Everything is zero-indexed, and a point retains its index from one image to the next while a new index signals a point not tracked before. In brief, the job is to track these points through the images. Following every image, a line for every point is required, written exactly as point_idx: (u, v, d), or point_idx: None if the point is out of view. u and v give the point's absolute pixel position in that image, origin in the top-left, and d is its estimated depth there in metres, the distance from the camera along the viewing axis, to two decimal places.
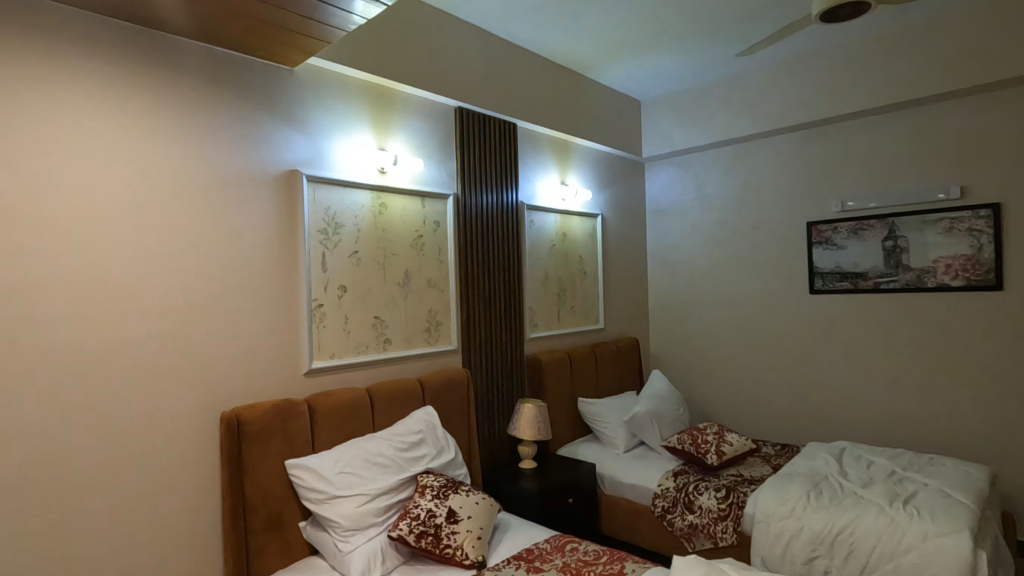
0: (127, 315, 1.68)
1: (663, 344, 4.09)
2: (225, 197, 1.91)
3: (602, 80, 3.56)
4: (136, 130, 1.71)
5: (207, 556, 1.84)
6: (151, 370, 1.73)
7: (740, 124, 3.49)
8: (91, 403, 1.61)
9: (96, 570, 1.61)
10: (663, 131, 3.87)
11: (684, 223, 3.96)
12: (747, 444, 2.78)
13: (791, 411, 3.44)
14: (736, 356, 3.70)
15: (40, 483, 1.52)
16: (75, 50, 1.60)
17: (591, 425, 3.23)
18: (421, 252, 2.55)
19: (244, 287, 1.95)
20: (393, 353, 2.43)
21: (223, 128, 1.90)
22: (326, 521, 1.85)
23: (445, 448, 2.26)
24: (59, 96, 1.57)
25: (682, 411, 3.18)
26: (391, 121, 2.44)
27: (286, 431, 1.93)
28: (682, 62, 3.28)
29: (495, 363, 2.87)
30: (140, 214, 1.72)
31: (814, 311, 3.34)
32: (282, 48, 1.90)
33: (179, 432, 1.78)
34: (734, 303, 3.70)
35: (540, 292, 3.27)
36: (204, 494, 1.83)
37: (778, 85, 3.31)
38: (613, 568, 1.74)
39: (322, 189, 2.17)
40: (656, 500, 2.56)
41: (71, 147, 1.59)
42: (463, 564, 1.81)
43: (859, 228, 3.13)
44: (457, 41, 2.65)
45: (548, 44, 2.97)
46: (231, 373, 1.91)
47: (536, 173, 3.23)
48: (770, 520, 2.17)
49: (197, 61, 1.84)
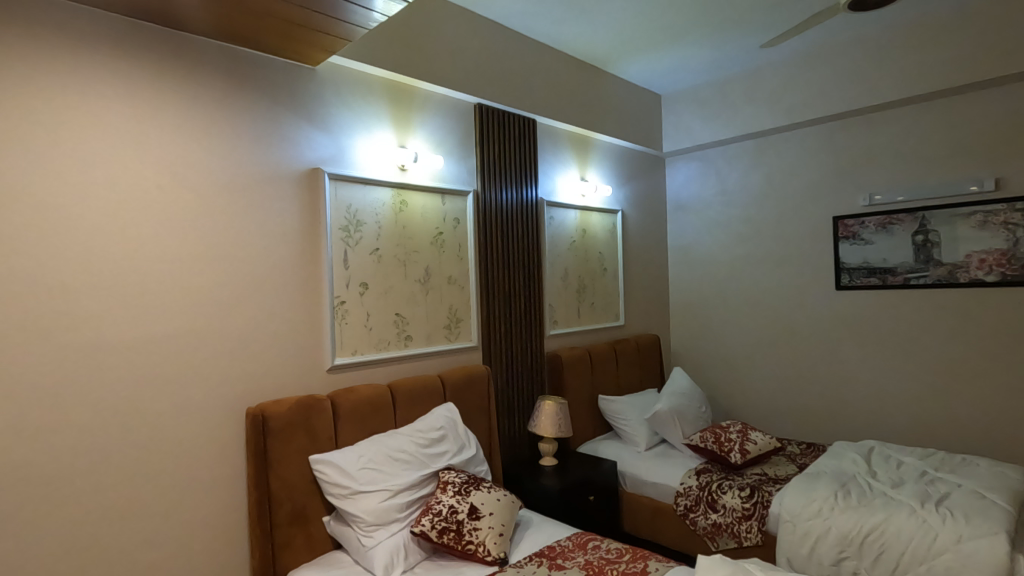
0: (153, 312, 1.72)
1: (685, 341, 4.05)
2: (248, 196, 1.93)
3: (623, 74, 3.53)
4: (162, 129, 1.75)
5: (233, 550, 1.87)
6: (176, 367, 1.76)
7: (764, 117, 3.43)
8: (119, 400, 1.65)
9: (125, 561, 1.64)
10: (684, 125, 3.83)
11: (706, 218, 3.91)
12: (772, 442, 2.73)
13: (816, 409, 3.38)
14: (759, 353, 3.64)
15: (70, 476, 1.56)
16: (102, 52, 1.64)
17: (612, 423, 3.21)
18: (441, 249, 2.56)
19: (267, 285, 1.97)
20: (414, 350, 2.44)
21: (247, 127, 1.93)
22: (350, 516, 1.87)
23: (465, 445, 2.26)
24: (86, 97, 1.61)
25: (705, 408, 3.14)
26: (412, 118, 2.44)
27: (309, 426, 1.96)
28: (703, 55, 3.23)
29: (515, 360, 2.87)
30: (166, 213, 1.75)
31: (840, 307, 3.27)
32: (304, 47, 1.92)
33: (204, 426, 1.82)
34: (758, 299, 3.64)
35: (560, 289, 3.26)
36: (230, 488, 1.87)
37: (803, 77, 3.25)
38: (635, 567, 1.72)
39: (344, 187, 2.18)
40: (678, 498, 2.54)
41: (99, 148, 1.63)
42: (486, 560, 1.81)
43: (888, 222, 3.06)
44: (476, 38, 2.64)
45: (568, 38, 2.95)
46: (255, 370, 1.94)
47: (556, 169, 3.22)
48: (796, 520, 2.13)
49: (220, 61, 1.87)
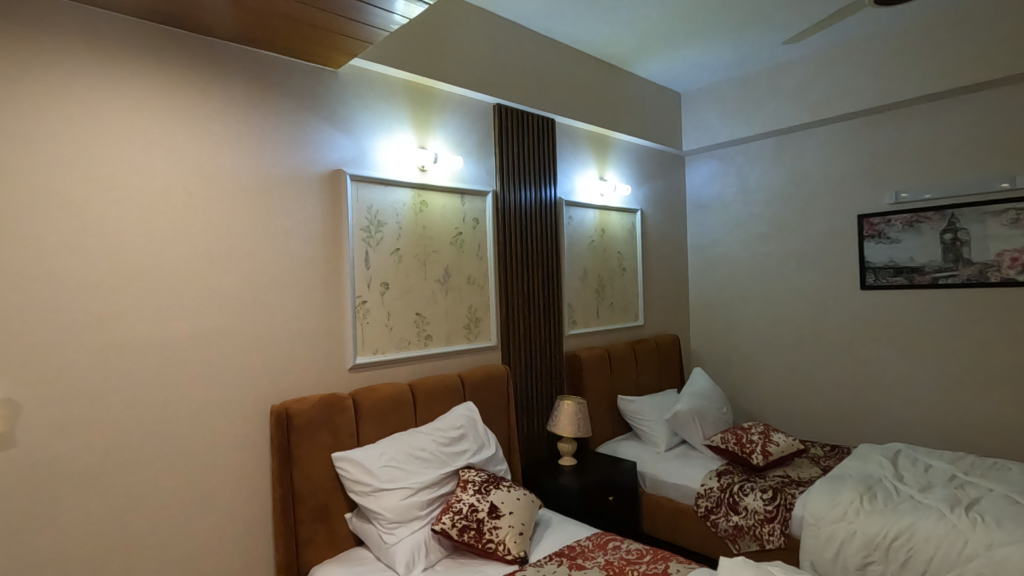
0: (180, 312, 1.76)
1: (705, 341, 4.02)
2: (273, 198, 1.97)
3: (642, 73, 3.51)
4: (189, 132, 1.79)
5: (258, 545, 1.91)
6: (203, 366, 1.80)
7: (786, 114, 3.38)
8: (149, 397, 1.69)
9: (154, 555, 1.69)
10: (705, 124, 3.80)
11: (727, 217, 3.87)
12: (795, 444, 2.69)
13: (840, 411, 3.32)
14: (781, 354, 3.59)
15: (103, 471, 1.60)
16: (133, 58, 1.69)
17: (631, 423, 3.19)
18: (461, 249, 2.57)
19: (290, 285, 2.01)
20: (434, 349, 2.46)
21: (271, 130, 1.96)
22: (372, 512, 1.89)
23: (485, 445, 2.27)
24: (118, 103, 1.66)
25: (725, 409, 3.11)
26: (432, 119, 2.46)
27: (332, 424, 1.98)
28: (724, 52, 3.20)
29: (534, 359, 2.87)
30: (193, 215, 1.79)
31: (865, 307, 3.21)
32: (326, 50, 1.94)
33: (230, 424, 1.86)
34: (780, 299, 3.59)
35: (579, 289, 3.26)
36: (254, 485, 1.90)
37: (827, 73, 3.19)
38: (656, 568, 1.72)
39: (365, 188, 2.21)
40: (699, 500, 2.52)
41: (129, 151, 1.68)
42: (506, 559, 1.82)
43: (915, 221, 2.99)
44: (495, 39, 2.65)
45: (587, 38, 2.95)
46: (279, 369, 1.97)
47: (574, 169, 3.21)
48: (820, 523, 2.10)
49: (245, 65, 1.91)
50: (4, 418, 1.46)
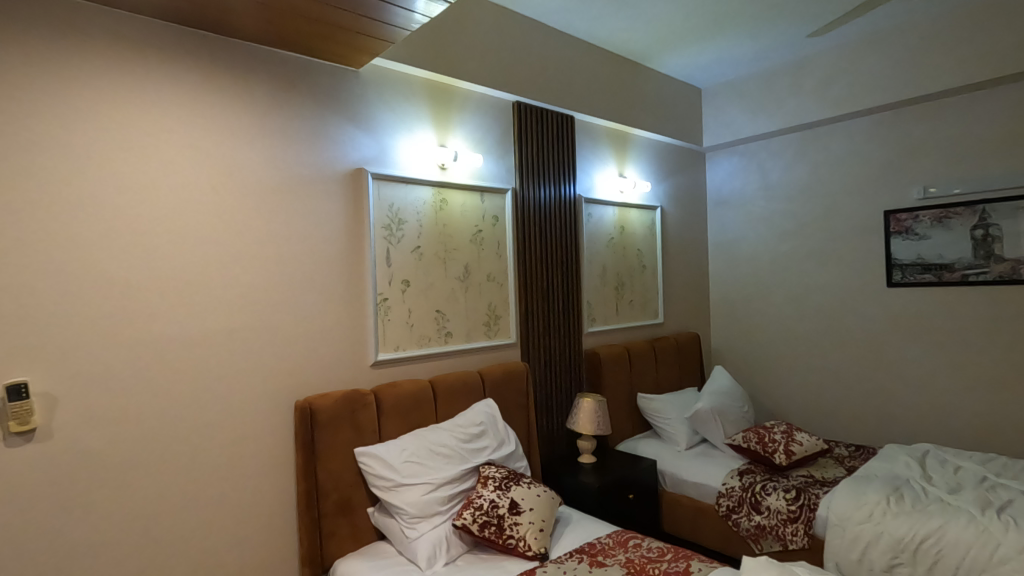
0: (207, 310, 1.80)
1: (726, 339, 3.98)
2: (296, 197, 2.00)
3: (662, 69, 3.49)
4: (216, 133, 1.83)
5: (282, 538, 1.94)
6: (229, 362, 1.84)
7: (810, 108, 3.33)
8: (177, 392, 1.73)
9: (183, 546, 1.73)
10: (726, 119, 3.76)
11: (748, 214, 3.83)
12: (819, 444, 2.66)
13: (865, 411, 3.26)
14: (805, 352, 3.54)
15: (133, 464, 1.65)
16: (162, 60, 1.73)
17: (651, 421, 3.18)
18: (480, 246, 2.58)
19: (313, 283, 2.04)
20: (454, 346, 2.47)
21: (294, 130, 1.99)
22: (394, 507, 1.92)
23: (505, 441, 2.28)
24: (146, 104, 1.70)
25: (747, 408, 3.07)
26: (452, 117, 2.48)
27: (355, 420, 2.01)
28: (746, 46, 3.16)
29: (553, 356, 2.87)
30: (219, 214, 1.83)
31: (891, 305, 3.15)
32: (348, 50, 1.97)
33: (255, 419, 1.89)
34: (803, 297, 3.54)
35: (599, 286, 3.25)
36: (279, 479, 1.94)
37: (852, 66, 3.13)
38: (678, 566, 1.71)
39: (386, 186, 2.23)
40: (720, 499, 2.50)
41: (159, 151, 1.72)
42: (526, 555, 1.82)
43: (944, 217, 2.92)
44: (515, 36, 2.66)
45: (606, 34, 2.93)
46: (303, 365, 2.01)
47: (594, 166, 3.20)
48: (845, 524, 2.06)
49: (269, 66, 1.94)
50: (41, 411, 1.51)
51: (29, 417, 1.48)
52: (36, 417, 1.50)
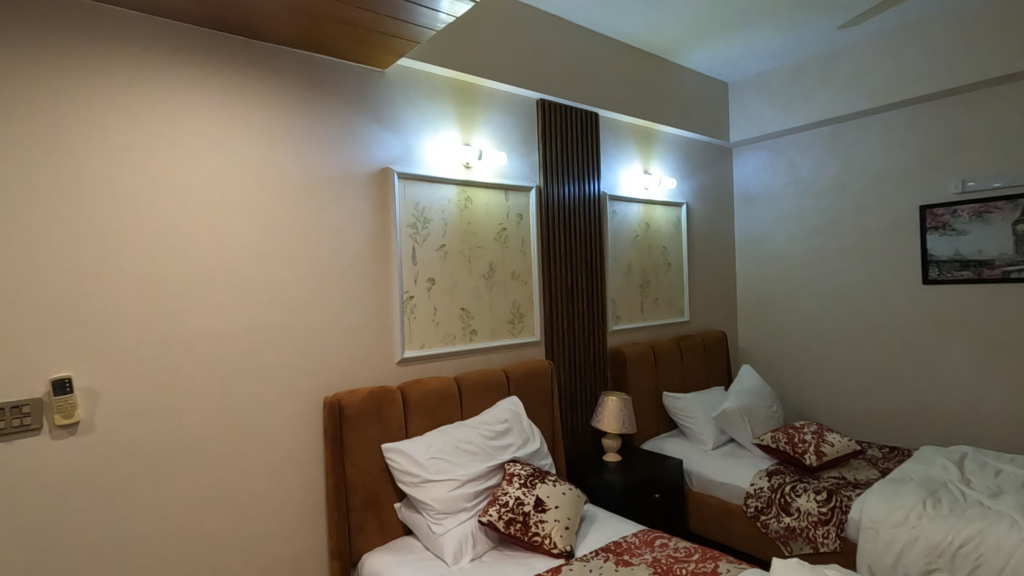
0: (238, 308, 1.84)
1: (754, 337, 3.92)
2: (324, 196, 2.03)
3: (687, 64, 3.44)
4: (246, 135, 1.87)
5: (311, 532, 1.98)
6: (260, 359, 1.88)
7: (841, 101, 3.25)
8: (210, 388, 1.78)
9: (216, 537, 1.78)
10: (754, 114, 3.70)
11: (777, 210, 3.76)
12: (851, 445, 2.60)
13: (900, 411, 3.18)
14: (836, 351, 3.46)
15: (169, 457, 1.70)
16: (195, 64, 1.77)
17: (677, 420, 3.15)
18: (505, 244, 2.59)
19: (341, 281, 2.07)
20: (479, 344, 2.49)
21: (322, 130, 2.03)
22: (420, 503, 1.94)
23: (530, 439, 2.28)
24: (181, 107, 1.74)
25: (776, 407, 3.02)
26: (476, 116, 2.49)
27: (382, 416, 2.04)
28: (774, 39, 3.10)
29: (578, 355, 2.87)
30: (250, 214, 1.87)
31: (927, 303, 3.06)
32: (374, 50, 1.99)
33: (285, 415, 1.93)
34: (834, 294, 3.47)
35: (623, 284, 3.23)
36: (308, 473, 1.98)
37: (886, 57, 3.05)
38: (705, 566, 1.69)
39: (412, 185, 2.25)
40: (748, 500, 2.46)
41: (192, 153, 1.76)
42: (552, 552, 1.82)
43: (984, 211, 2.83)
44: (539, 34, 2.65)
45: (631, 29, 2.91)
46: (331, 363, 2.04)
47: (618, 163, 3.18)
48: (879, 528, 2.02)
49: (297, 68, 1.98)
50: (83, 405, 1.57)
51: (73, 410, 1.54)
52: (79, 410, 1.56)
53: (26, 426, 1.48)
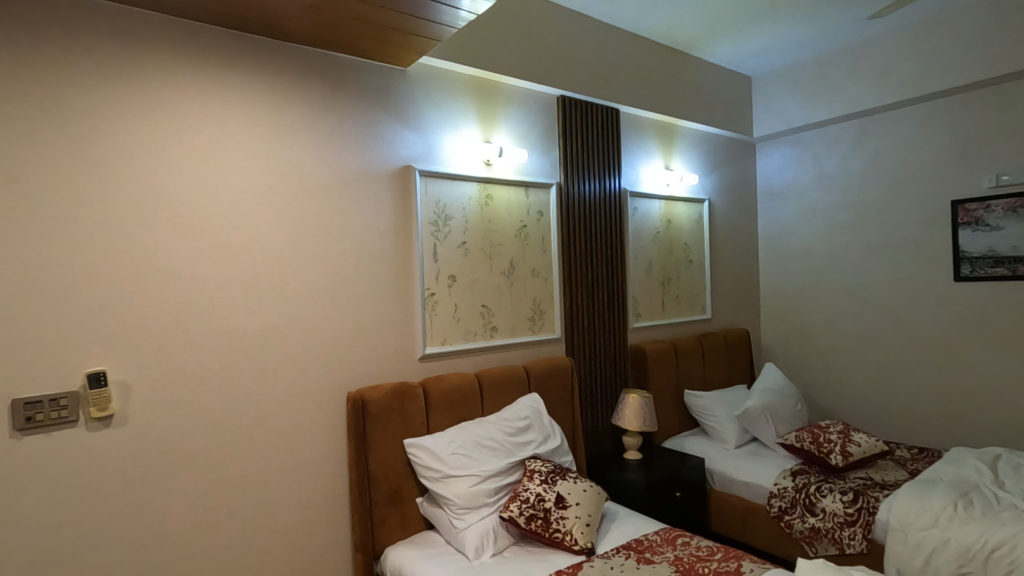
0: (264, 304, 1.88)
1: (777, 335, 3.87)
2: (347, 194, 2.06)
3: (709, 58, 3.40)
4: (270, 134, 1.90)
5: (335, 524, 2.01)
6: (285, 355, 1.92)
7: (868, 94, 3.18)
8: (237, 383, 1.82)
9: (243, 528, 1.82)
10: (778, 108, 3.64)
11: (802, 206, 3.70)
12: (878, 445, 2.55)
13: (929, 411, 3.11)
14: (862, 349, 3.40)
15: (198, 450, 1.74)
16: (221, 65, 1.80)
17: (698, 419, 3.12)
18: (525, 241, 2.59)
19: (363, 278, 2.09)
20: (500, 340, 2.49)
21: (344, 129, 2.05)
22: (442, 498, 1.95)
23: (550, 436, 2.29)
24: (208, 107, 1.78)
25: (800, 406, 2.98)
26: (497, 113, 2.50)
27: (404, 412, 2.06)
28: (799, 31, 3.05)
29: (599, 352, 2.86)
30: (275, 213, 1.91)
31: (959, 300, 2.98)
32: (396, 49, 2.01)
33: (310, 410, 1.97)
34: (861, 292, 3.40)
35: (644, 281, 3.20)
36: (332, 467, 2.01)
37: (917, 48, 2.97)
38: (728, 566, 1.67)
39: (433, 183, 2.27)
40: (772, 500, 2.43)
41: (219, 153, 1.80)
42: (573, 549, 1.82)
43: (1019, 206, 2.75)
44: (561, 30, 2.65)
45: (652, 24, 2.88)
46: (354, 359, 2.07)
47: (640, 159, 3.16)
48: (908, 530, 1.98)
49: (321, 67, 2.00)
50: (118, 398, 1.61)
51: (107, 403, 1.58)
52: (113, 404, 1.60)
53: (63, 418, 1.53)
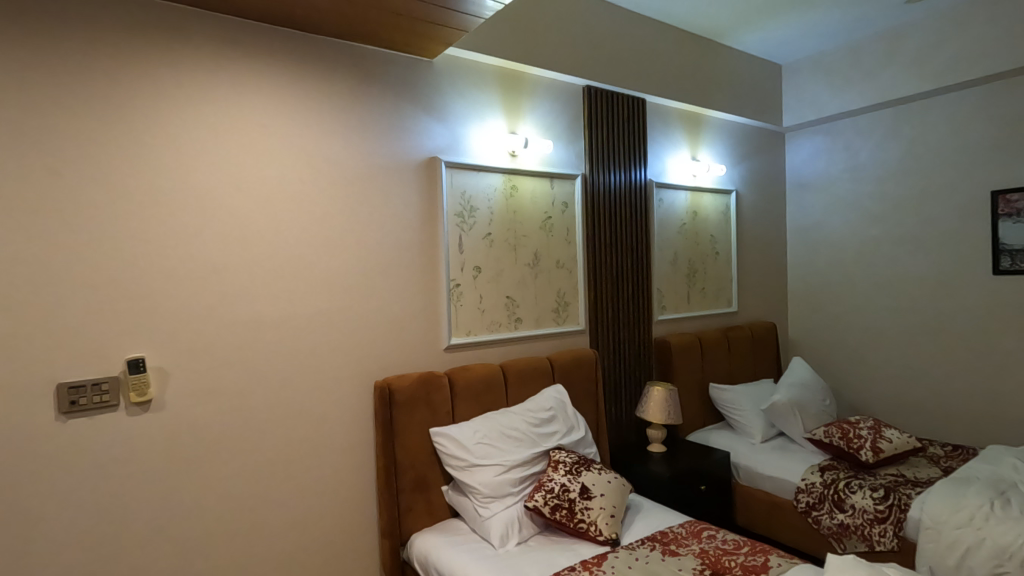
0: (294, 293, 1.91)
1: (805, 329, 3.80)
2: (373, 187, 2.08)
3: (739, 45, 3.33)
4: (299, 127, 1.93)
5: (364, 510, 2.05)
6: (313, 344, 1.95)
7: (904, 81, 3.09)
8: (267, 371, 1.86)
9: (274, 512, 1.86)
10: (809, 96, 3.55)
11: (832, 197, 3.62)
12: (910, 442, 2.49)
13: (964, 408, 3.03)
14: (894, 343, 3.32)
15: (231, 435, 1.79)
16: (251, 58, 1.83)
17: (723, 412, 3.09)
18: (550, 233, 2.59)
19: (389, 269, 2.12)
20: (524, 331, 2.50)
21: (372, 121, 2.07)
22: (467, 486, 1.98)
23: (575, 427, 2.29)
24: (240, 100, 1.82)
25: (828, 401, 2.92)
26: (522, 104, 2.49)
27: (430, 401, 2.09)
28: (833, 16, 2.97)
29: (622, 344, 2.85)
30: (303, 204, 1.94)
31: (998, 294, 2.89)
32: (422, 40, 2.02)
33: (338, 399, 2.00)
34: (893, 284, 3.31)
35: (670, 272, 3.17)
36: (359, 454, 2.05)
37: (956, 33, 2.87)
38: (755, 560, 1.66)
39: (458, 174, 2.28)
40: (799, 495, 2.40)
41: (249, 145, 1.83)
42: (597, 539, 1.83)
43: None
44: (587, 19, 2.62)
45: (680, 12, 2.84)
46: (381, 349, 2.10)
47: (666, 150, 3.12)
48: (941, 528, 1.94)
49: (348, 60, 2.02)
50: (156, 383, 1.67)
51: (146, 389, 1.63)
52: (152, 389, 1.66)
53: (105, 402, 1.59)
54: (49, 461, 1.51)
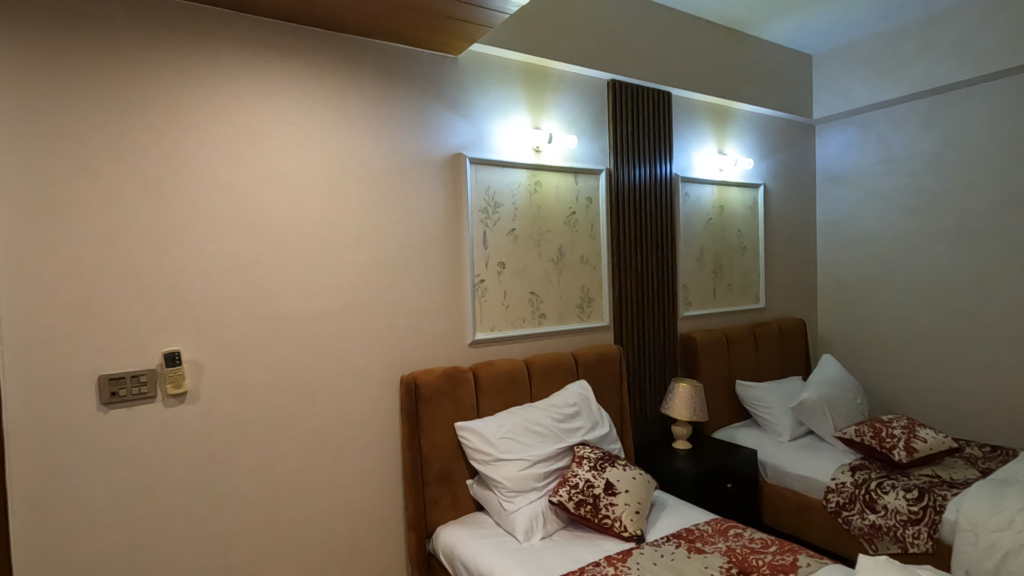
0: (322, 288, 1.95)
1: (836, 325, 3.73)
2: (399, 183, 2.10)
3: (767, 36, 3.27)
4: (326, 124, 1.96)
5: (389, 502, 2.08)
6: (340, 339, 1.98)
7: (940, 70, 2.99)
8: (296, 365, 1.90)
9: (303, 502, 1.90)
10: (841, 87, 3.47)
11: (864, 190, 3.53)
12: (946, 442, 2.42)
13: (1003, 407, 2.94)
14: (929, 340, 3.23)
15: (261, 427, 1.83)
16: (279, 57, 1.87)
17: (750, 409, 3.05)
18: (574, 228, 2.58)
19: (414, 265, 2.14)
20: (548, 327, 2.50)
21: (397, 118, 2.09)
22: (492, 480, 1.99)
23: (599, 423, 2.28)
24: (269, 99, 1.86)
25: (859, 399, 2.86)
26: (547, 100, 2.49)
27: (455, 395, 2.11)
28: (865, 5, 2.89)
29: (647, 339, 2.83)
30: (330, 201, 1.97)
31: None
32: (446, 37, 2.03)
33: (365, 392, 2.03)
34: (928, 280, 3.22)
35: (696, 268, 3.14)
36: (386, 447, 2.08)
37: (996, 19, 2.77)
38: (783, 559, 1.64)
39: (483, 170, 2.29)
40: (829, 494, 2.35)
41: (278, 144, 1.87)
42: (622, 535, 1.82)
43: None
44: (612, 13, 2.60)
45: (707, 3, 2.79)
46: (406, 344, 2.12)
47: (692, 144, 3.08)
48: (978, 530, 1.89)
49: (374, 58, 2.04)
50: (191, 376, 1.72)
51: (182, 381, 1.68)
52: (187, 381, 1.71)
53: (143, 394, 1.64)
54: (89, 449, 1.57)
